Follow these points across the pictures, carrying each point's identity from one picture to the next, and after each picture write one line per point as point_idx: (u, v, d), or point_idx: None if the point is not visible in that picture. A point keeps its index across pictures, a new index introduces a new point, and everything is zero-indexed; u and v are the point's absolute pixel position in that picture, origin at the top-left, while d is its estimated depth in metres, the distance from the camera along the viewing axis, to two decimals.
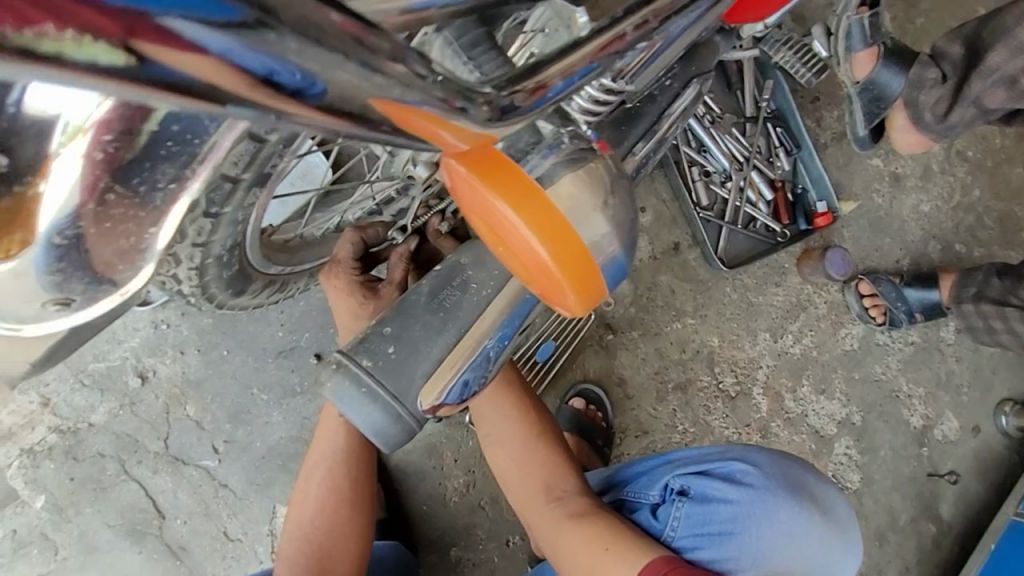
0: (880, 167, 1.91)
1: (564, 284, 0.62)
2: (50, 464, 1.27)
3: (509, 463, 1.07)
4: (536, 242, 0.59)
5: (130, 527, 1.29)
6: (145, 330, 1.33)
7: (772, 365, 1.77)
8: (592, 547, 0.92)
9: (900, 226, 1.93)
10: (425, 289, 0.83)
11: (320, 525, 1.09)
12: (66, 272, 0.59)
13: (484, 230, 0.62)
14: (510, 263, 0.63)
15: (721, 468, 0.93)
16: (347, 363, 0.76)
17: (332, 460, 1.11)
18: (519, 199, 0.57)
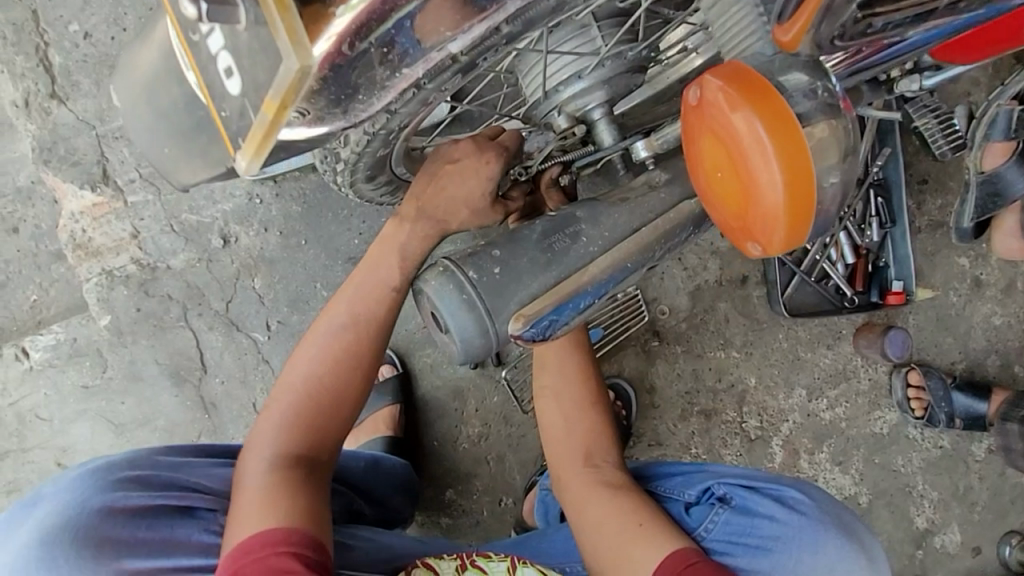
0: (966, 267, 1.87)
1: (782, 218, 0.66)
2: (123, 290, 1.35)
3: (557, 421, 1.09)
4: (777, 168, 0.64)
5: (175, 370, 1.37)
6: (239, 198, 1.40)
7: (798, 422, 1.77)
8: (624, 521, 0.97)
9: (967, 331, 1.89)
10: (537, 229, 0.86)
11: (307, 390, 0.92)
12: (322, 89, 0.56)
13: (716, 151, 0.68)
14: (727, 189, 0.68)
15: (773, 489, 1.00)
16: (453, 270, 0.80)
17: (349, 324, 0.91)
18: (774, 126, 0.64)
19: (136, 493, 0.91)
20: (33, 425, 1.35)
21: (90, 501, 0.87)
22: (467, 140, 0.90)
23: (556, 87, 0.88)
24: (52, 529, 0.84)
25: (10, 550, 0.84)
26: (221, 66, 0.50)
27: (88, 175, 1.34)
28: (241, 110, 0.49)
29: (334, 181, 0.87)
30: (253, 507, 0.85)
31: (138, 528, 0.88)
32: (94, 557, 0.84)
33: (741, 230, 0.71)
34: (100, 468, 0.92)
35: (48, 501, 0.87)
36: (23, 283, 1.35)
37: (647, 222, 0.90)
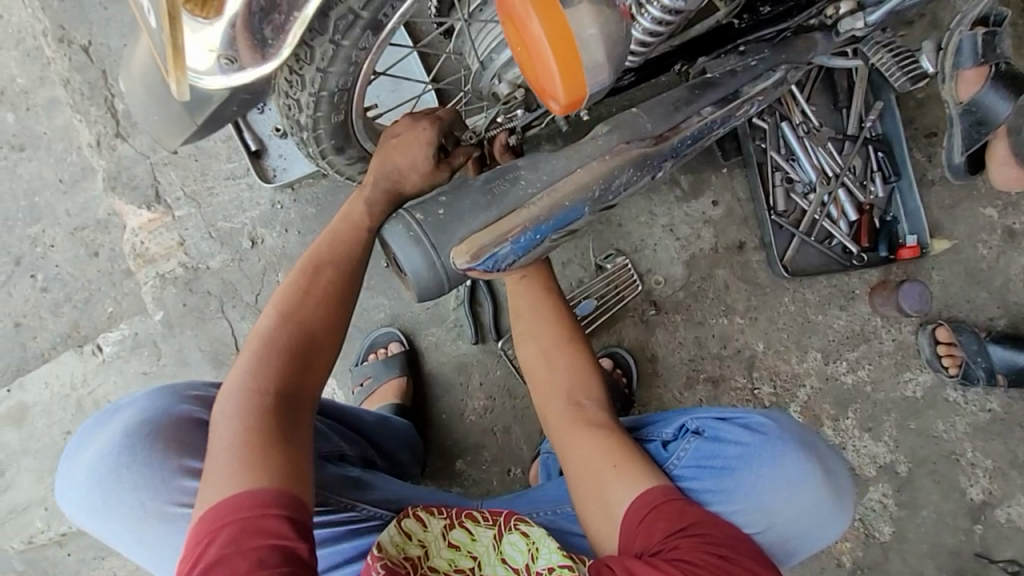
0: (992, 218, 1.78)
1: (559, 82, 0.72)
2: (172, 289, 1.59)
3: (541, 369, 1.17)
4: (540, 30, 0.70)
5: (215, 355, 1.57)
6: (264, 205, 1.63)
7: (817, 387, 1.71)
8: (605, 456, 1.06)
9: (1003, 284, 1.77)
10: (480, 176, 0.98)
11: (286, 342, 0.94)
12: (239, 29, 0.67)
13: (506, 27, 0.73)
14: (525, 68, 0.75)
15: (738, 417, 1.06)
16: (404, 213, 0.93)
17: (319, 272, 0.98)
18: (538, 1, 0.70)
19: (199, 407, 1.04)
20: (104, 409, 1.60)
21: (162, 408, 1.01)
22: (408, 118, 1.06)
23: (491, 56, 1.01)
24: (132, 428, 0.99)
25: (100, 441, 1.00)
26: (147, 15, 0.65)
27: (145, 196, 1.62)
28: (161, 42, 0.63)
29: (308, 154, 1.03)
30: (230, 463, 0.83)
31: (196, 437, 1.01)
32: (163, 453, 0.98)
33: (539, 91, 0.76)
34: (169, 387, 1.06)
35: (127, 408, 1.02)
36: (98, 291, 1.63)
37: (583, 165, 1.01)
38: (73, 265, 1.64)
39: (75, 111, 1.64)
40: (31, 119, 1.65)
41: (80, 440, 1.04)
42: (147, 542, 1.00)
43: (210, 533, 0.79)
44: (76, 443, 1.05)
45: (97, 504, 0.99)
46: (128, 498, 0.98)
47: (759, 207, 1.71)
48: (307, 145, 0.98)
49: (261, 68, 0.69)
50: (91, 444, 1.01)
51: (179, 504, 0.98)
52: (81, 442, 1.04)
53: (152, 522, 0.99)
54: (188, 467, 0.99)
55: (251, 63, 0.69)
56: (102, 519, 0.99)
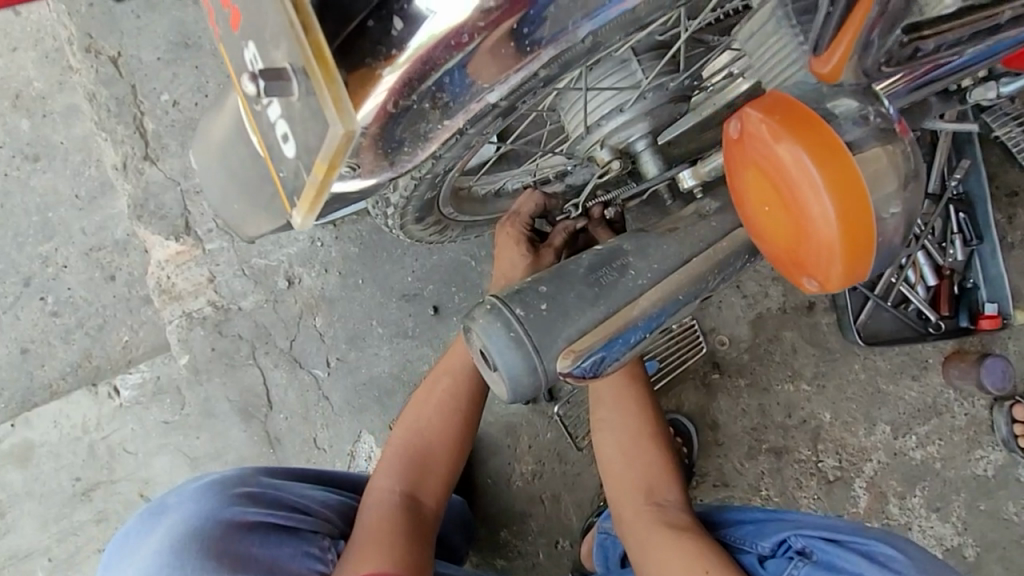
0: None
1: (836, 250, 0.63)
2: (200, 330, 1.46)
3: (617, 455, 1.01)
4: (829, 204, 0.61)
5: (244, 406, 1.45)
6: (303, 242, 1.50)
7: (884, 462, 1.62)
8: (690, 564, 0.86)
9: None
10: (584, 263, 0.86)
11: (418, 444, 1.03)
12: (371, 138, 0.62)
13: (760, 185, 0.65)
14: (779, 223, 0.66)
15: (859, 542, 0.87)
16: (500, 307, 0.80)
17: (440, 381, 1.07)
18: (822, 157, 0.61)
19: (253, 509, 0.96)
20: (121, 457, 1.47)
21: (213, 512, 0.93)
22: (500, 225, 1.08)
23: (598, 122, 0.89)
24: (182, 537, 0.89)
25: (149, 552, 0.89)
26: (280, 132, 0.57)
27: (174, 226, 1.48)
28: (297, 171, 0.56)
29: (385, 224, 0.91)
30: (363, 549, 0.89)
31: (254, 544, 0.91)
32: (217, 569, 0.87)
33: (800, 261, 0.66)
34: (216, 482, 0.98)
35: (176, 513, 0.93)
36: (117, 326, 1.50)
37: (699, 252, 0.88)
38: (89, 298, 1.50)
39: (100, 129, 1.50)
40: (49, 131, 1.50)
41: (123, 549, 0.93)
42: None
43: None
44: (119, 543, 0.95)
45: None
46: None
47: None
48: (389, 218, 0.88)
49: (362, 181, 0.66)
50: (140, 553, 0.90)
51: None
52: (130, 545, 0.93)
53: None
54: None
55: (370, 171, 0.65)
56: None
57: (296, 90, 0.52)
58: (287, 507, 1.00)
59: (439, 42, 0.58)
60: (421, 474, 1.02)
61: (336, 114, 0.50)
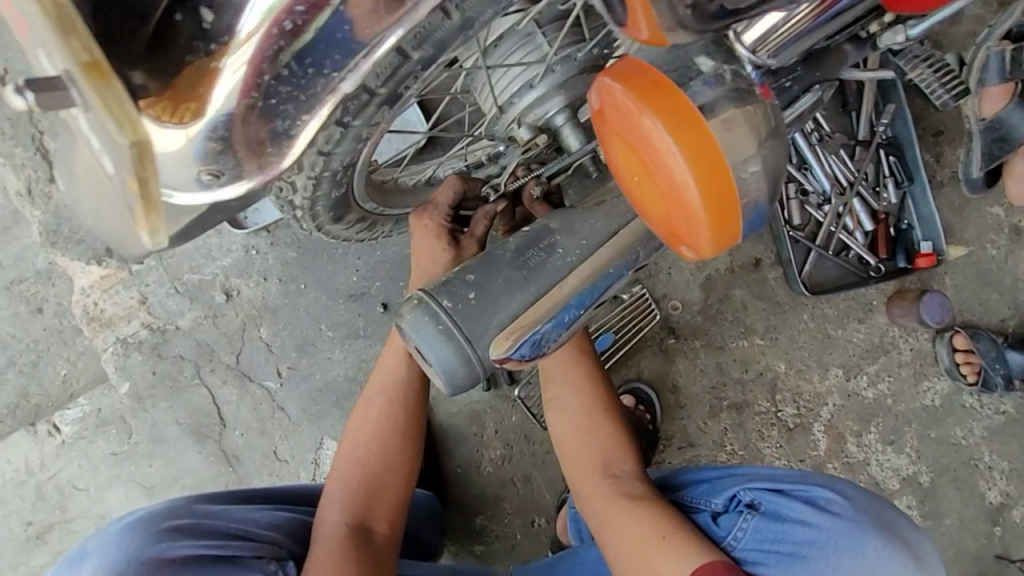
0: (1001, 216, 1.71)
1: (700, 218, 0.63)
2: (138, 355, 1.39)
3: (572, 433, 1.01)
4: (687, 171, 0.61)
5: (196, 428, 1.39)
6: (236, 252, 1.43)
7: (839, 404, 1.68)
8: (647, 532, 0.88)
9: (1013, 284, 1.72)
10: (510, 247, 0.84)
11: (361, 470, 0.99)
12: (228, 140, 0.60)
13: (627, 155, 0.65)
14: (646, 192, 0.66)
15: (803, 490, 0.89)
16: (427, 300, 0.78)
17: (377, 396, 1.03)
18: (673, 124, 0.61)
19: (184, 543, 0.90)
20: (72, 496, 1.41)
21: (137, 552, 0.86)
22: (413, 217, 1.00)
23: (509, 102, 0.87)
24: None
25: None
26: (98, 152, 0.55)
27: (94, 250, 1.40)
28: (121, 190, 0.55)
29: (302, 227, 0.87)
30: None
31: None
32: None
33: (672, 232, 0.67)
34: (140, 521, 0.91)
35: (95, 559, 0.85)
36: (50, 359, 1.41)
37: (625, 223, 0.87)
38: (12, 334, 1.41)
39: None
40: None
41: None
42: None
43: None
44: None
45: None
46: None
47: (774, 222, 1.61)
48: (303, 221, 0.84)
49: (233, 190, 0.63)
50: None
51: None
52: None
53: None
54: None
55: (238, 176, 0.62)
56: None
57: (79, 102, 0.51)
58: (223, 536, 0.95)
59: (260, 33, 0.57)
60: (371, 492, 0.99)
61: (117, 120, 0.49)
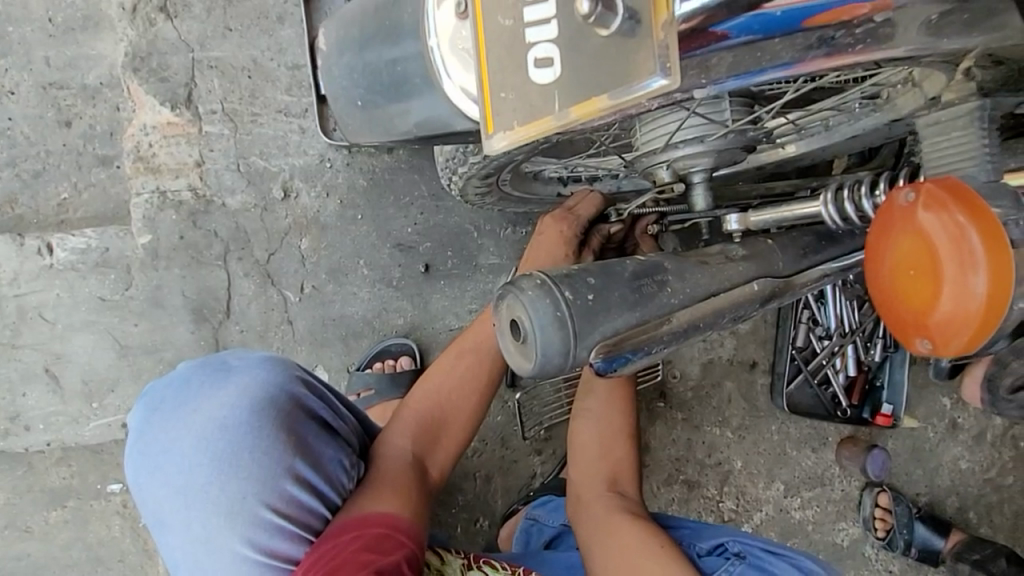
0: (946, 407, 1.95)
1: (963, 330, 0.54)
2: (172, 214, 1.32)
3: (595, 444, 1.05)
4: (976, 283, 0.52)
5: (198, 307, 1.32)
6: (311, 157, 1.41)
7: (770, 514, 1.83)
8: (649, 548, 0.93)
9: (935, 467, 1.95)
10: (629, 269, 0.90)
11: (431, 412, 1.01)
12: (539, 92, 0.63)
13: (904, 252, 0.56)
14: (905, 290, 0.56)
15: (789, 556, 1.00)
16: (550, 285, 0.82)
17: (462, 359, 1.03)
18: (985, 235, 0.52)
19: (313, 398, 0.94)
20: (33, 323, 1.29)
21: (284, 387, 0.90)
22: (548, 215, 1.08)
23: (676, 144, 0.93)
24: (258, 401, 0.86)
25: (216, 406, 0.85)
26: (531, 57, 0.53)
27: (173, 94, 1.34)
28: (521, 99, 0.55)
29: (456, 170, 0.92)
30: (378, 493, 0.90)
31: (311, 432, 0.90)
32: (284, 445, 0.86)
33: (910, 330, 0.57)
34: (283, 359, 0.95)
35: (245, 374, 0.88)
36: (57, 176, 1.32)
37: (723, 289, 0.96)
38: (39, 134, 1.31)
39: None
40: None
41: (179, 393, 0.87)
42: (209, 548, 0.83)
43: (345, 537, 0.81)
44: (170, 383, 0.89)
45: (194, 481, 0.83)
46: (231, 489, 0.83)
47: (781, 338, 1.76)
48: (470, 165, 0.89)
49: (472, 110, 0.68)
50: (204, 404, 0.85)
51: (273, 507, 0.84)
52: (185, 391, 0.87)
53: (238, 523, 0.83)
54: (293, 469, 0.86)
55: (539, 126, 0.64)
56: (185, 500, 0.83)
57: (612, 27, 0.47)
58: (333, 409, 0.98)
59: None
60: (429, 439, 1.00)
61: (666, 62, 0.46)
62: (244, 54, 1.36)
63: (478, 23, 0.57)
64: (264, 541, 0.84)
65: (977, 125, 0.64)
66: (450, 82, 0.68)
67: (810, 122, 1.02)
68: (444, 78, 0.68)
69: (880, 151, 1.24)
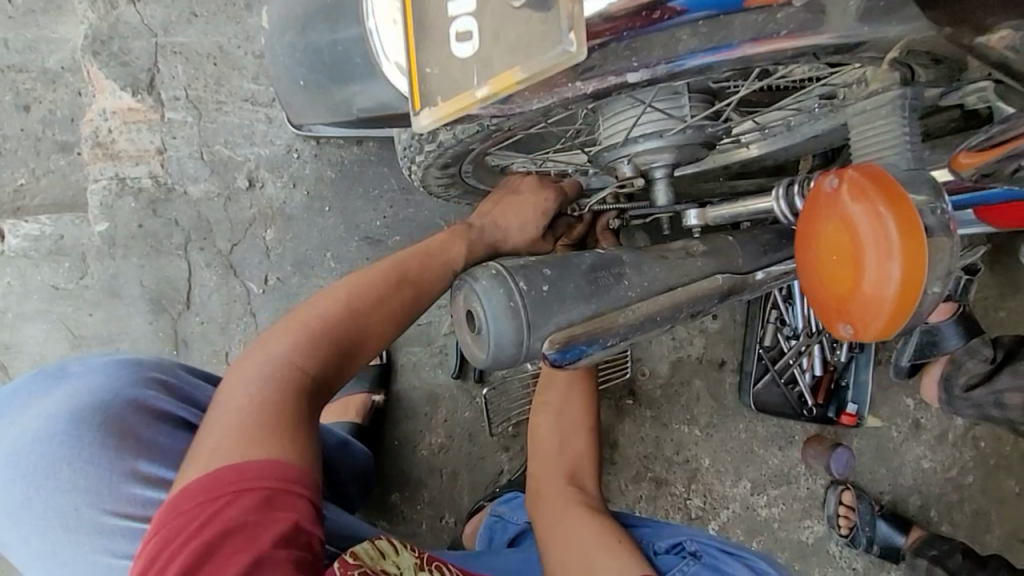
0: (908, 407, 1.99)
1: (883, 310, 0.55)
2: (131, 201, 1.29)
3: (553, 439, 1.06)
4: (895, 270, 0.53)
5: (157, 298, 1.29)
6: (278, 146, 1.39)
7: (736, 512, 1.85)
8: (602, 539, 0.92)
9: (897, 465, 2.00)
10: (586, 261, 0.90)
11: (327, 335, 0.82)
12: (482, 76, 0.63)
13: (832, 236, 0.56)
14: (830, 274, 0.57)
15: (744, 556, 1.00)
16: (505, 275, 0.82)
17: (400, 289, 0.89)
18: (905, 223, 0.53)
19: (166, 398, 0.83)
20: None
21: (123, 391, 0.79)
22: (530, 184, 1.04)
23: (636, 138, 0.93)
24: (83, 409, 0.75)
25: (37, 417, 0.76)
26: (455, 29, 0.53)
27: (134, 78, 1.31)
28: (457, 76, 0.53)
29: (411, 156, 0.91)
30: (247, 426, 0.73)
31: (163, 435, 0.79)
32: (117, 449, 0.75)
33: (833, 310, 0.59)
34: (136, 359, 0.86)
35: (80, 379, 0.79)
36: (11, 161, 1.28)
37: (682, 283, 0.97)
38: None
39: None
40: None
41: (13, 404, 0.80)
42: (60, 564, 0.76)
43: (227, 496, 0.67)
44: (11, 393, 0.82)
45: (18, 500, 0.74)
46: (58, 504, 0.74)
47: (749, 337, 1.79)
48: (424, 151, 0.87)
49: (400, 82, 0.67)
50: (29, 415, 0.77)
51: (117, 516, 0.74)
52: (16, 402, 0.80)
53: (83, 538, 0.74)
54: (134, 471, 0.75)
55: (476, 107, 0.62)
56: (19, 522, 0.75)
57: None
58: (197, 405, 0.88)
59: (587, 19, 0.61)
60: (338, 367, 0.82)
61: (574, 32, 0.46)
62: (210, 40, 1.34)
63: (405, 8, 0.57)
64: (123, 550, 0.75)
65: (899, 114, 0.67)
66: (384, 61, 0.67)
67: (772, 121, 1.05)
68: (382, 59, 0.67)
69: (842, 153, 1.27)
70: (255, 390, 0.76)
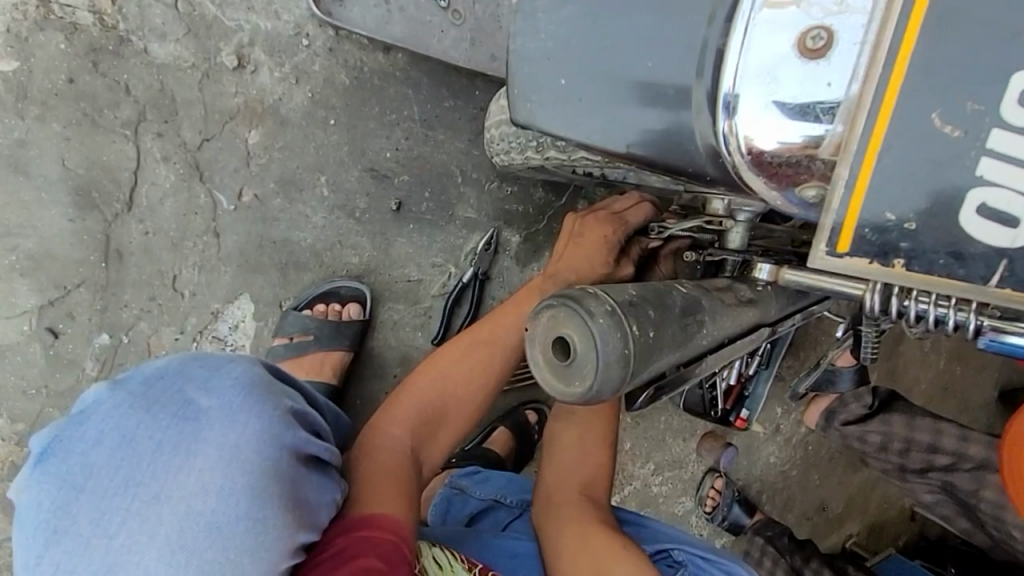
0: (794, 423, 2.31)
1: None
2: (61, 40, 0.98)
3: (574, 449, 1.11)
4: None
5: (84, 187, 1.01)
6: (284, 23, 1.08)
7: (636, 488, 2.09)
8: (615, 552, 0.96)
9: (771, 469, 2.32)
10: (679, 303, 0.83)
11: (437, 404, 0.92)
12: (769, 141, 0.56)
13: None
14: None
15: (722, 561, 1.10)
16: (620, 313, 0.74)
17: (491, 357, 0.96)
18: None
19: (311, 437, 0.67)
20: None
21: (284, 442, 0.61)
22: (594, 217, 1.10)
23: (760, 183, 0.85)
24: (248, 473, 0.57)
25: (182, 487, 0.55)
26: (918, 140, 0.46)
27: None
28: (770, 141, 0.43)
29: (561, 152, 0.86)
30: (371, 485, 0.78)
31: (313, 489, 0.65)
32: (283, 520, 0.60)
33: None
34: (265, 380, 0.64)
35: (224, 431, 0.57)
36: None
37: (745, 336, 0.93)
38: None
39: None
40: None
41: (121, 465, 0.54)
42: None
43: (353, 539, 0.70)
44: (99, 444, 0.54)
45: None
46: None
47: None
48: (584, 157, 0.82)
49: None
50: (172, 488, 0.54)
51: None
52: (111, 457, 0.54)
53: None
54: (301, 543, 0.63)
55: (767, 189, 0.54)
56: None
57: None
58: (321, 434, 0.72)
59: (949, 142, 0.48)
60: (432, 430, 0.91)
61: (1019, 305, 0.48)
62: None
63: (899, 56, 0.45)
64: None
65: None
66: (731, 59, 0.51)
67: None
68: None
69: None
70: (382, 451, 0.85)
